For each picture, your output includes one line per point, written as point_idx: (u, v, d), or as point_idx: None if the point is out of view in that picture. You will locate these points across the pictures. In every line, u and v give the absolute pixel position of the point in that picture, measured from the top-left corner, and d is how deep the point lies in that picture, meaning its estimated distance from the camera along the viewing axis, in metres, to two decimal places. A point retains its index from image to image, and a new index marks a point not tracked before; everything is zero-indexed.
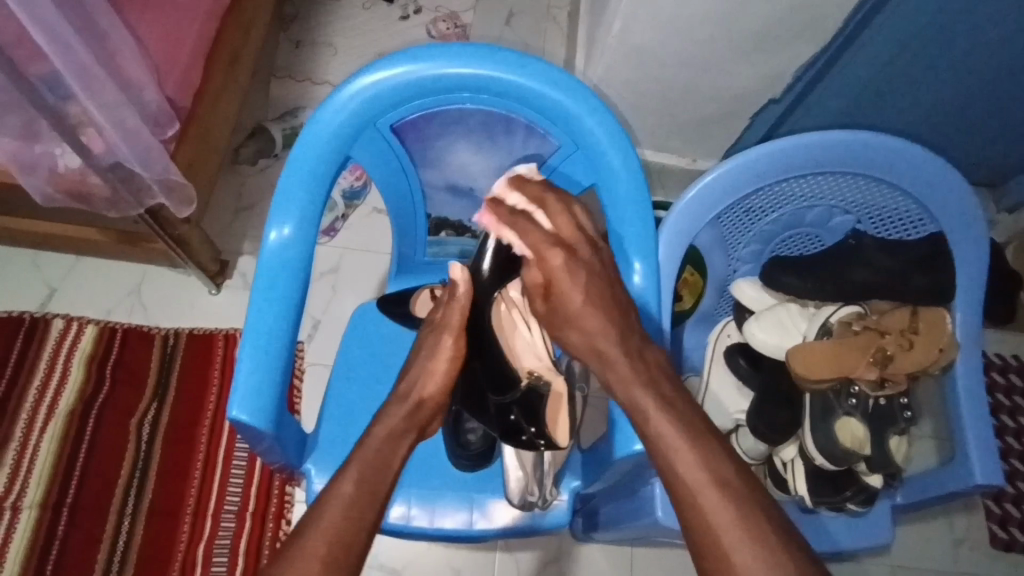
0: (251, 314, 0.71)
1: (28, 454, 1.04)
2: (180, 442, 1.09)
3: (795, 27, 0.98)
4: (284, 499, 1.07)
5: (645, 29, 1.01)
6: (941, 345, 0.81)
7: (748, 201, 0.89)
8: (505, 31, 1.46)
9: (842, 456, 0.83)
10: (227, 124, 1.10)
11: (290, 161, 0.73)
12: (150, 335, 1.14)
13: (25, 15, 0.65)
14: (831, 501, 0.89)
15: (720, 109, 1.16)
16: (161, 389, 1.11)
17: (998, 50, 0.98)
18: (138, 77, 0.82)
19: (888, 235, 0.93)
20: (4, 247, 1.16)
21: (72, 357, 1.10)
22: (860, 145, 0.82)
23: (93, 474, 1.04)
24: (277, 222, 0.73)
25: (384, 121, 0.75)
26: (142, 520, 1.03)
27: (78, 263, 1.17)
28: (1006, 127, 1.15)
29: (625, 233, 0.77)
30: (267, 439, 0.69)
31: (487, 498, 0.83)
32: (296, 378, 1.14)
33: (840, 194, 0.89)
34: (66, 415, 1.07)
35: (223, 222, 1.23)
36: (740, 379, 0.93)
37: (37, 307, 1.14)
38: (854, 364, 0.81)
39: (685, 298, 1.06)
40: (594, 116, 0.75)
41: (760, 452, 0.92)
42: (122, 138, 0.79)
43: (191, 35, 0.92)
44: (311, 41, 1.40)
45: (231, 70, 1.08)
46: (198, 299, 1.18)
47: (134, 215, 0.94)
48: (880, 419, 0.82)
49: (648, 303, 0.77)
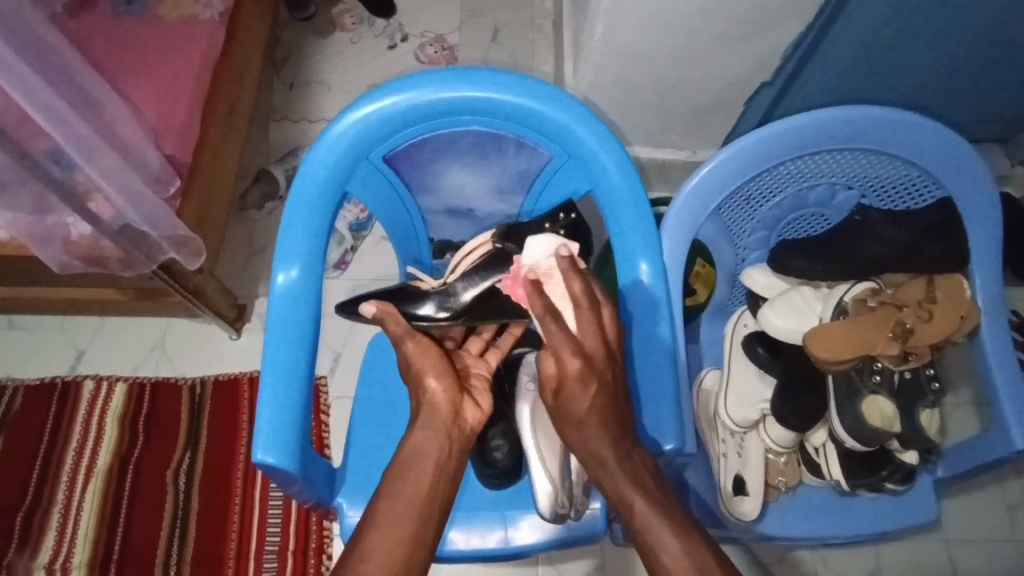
0: (266, 357, 0.72)
1: (73, 515, 1.07)
2: (216, 488, 1.10)
3: (777, 7, 0.97)
4: (323, 534, 1.08)
5: (627, 28, 1.02)
6: (963, 312, 0.79)
7: (748, 188, 0.88)
8: (492, 47, 1.47)
9: (873, 436, 0.83)
10: (231, 173, 1.13)
11: (289, 203, 0.74)
12: (177, 387, 1.16)
13: (22, 96, 0.67)
14: (869, 482, 0.88)
15: (712, 99, 1.16)
16: (193, 439, 1.13)
17: (987, 5, 0.96)
18: (138, 141, 0.84)
19: (896, 205, 0.91)
20: (31, 315, 1.20)
21: (106, 416, 1.13)
22: (857, 118, 0.82)
23: (136, 529, 1.06)
24: (283, 265, 0.74)
25: (376, 153, 0.76)
26: (187, 569, 1.05)
27: (102, 323, 1.20)
28: (1007, 82, 1.13)
29: (626, 236, 0.77)
30: (295, 478, 0.70)
31: (519, 514, 0.83)
32: (322, 413, 1.16)
33: (842, 170, 0.88)
34: (105, 472, 1.10)
35: (238, 268, 1.26)
36: (760, 368, 0.91)
37: (68, 371, 1.17)
38: (875, 340, 0.79)
39: (700, 291, 1.00)
40: (582, 123, 0.75)
41: (790, 440, 0.91)
42: (129, 201, 0.82)
43: (186, 93, 0.95)
44: (304, 81, 1.43)
45: (228, 120, 1.11)
46: (220, 345, 1.20)
47: (148, 272, 0.97)
48: (909, 394, 0.82)
49: (658, 304, 0.76)
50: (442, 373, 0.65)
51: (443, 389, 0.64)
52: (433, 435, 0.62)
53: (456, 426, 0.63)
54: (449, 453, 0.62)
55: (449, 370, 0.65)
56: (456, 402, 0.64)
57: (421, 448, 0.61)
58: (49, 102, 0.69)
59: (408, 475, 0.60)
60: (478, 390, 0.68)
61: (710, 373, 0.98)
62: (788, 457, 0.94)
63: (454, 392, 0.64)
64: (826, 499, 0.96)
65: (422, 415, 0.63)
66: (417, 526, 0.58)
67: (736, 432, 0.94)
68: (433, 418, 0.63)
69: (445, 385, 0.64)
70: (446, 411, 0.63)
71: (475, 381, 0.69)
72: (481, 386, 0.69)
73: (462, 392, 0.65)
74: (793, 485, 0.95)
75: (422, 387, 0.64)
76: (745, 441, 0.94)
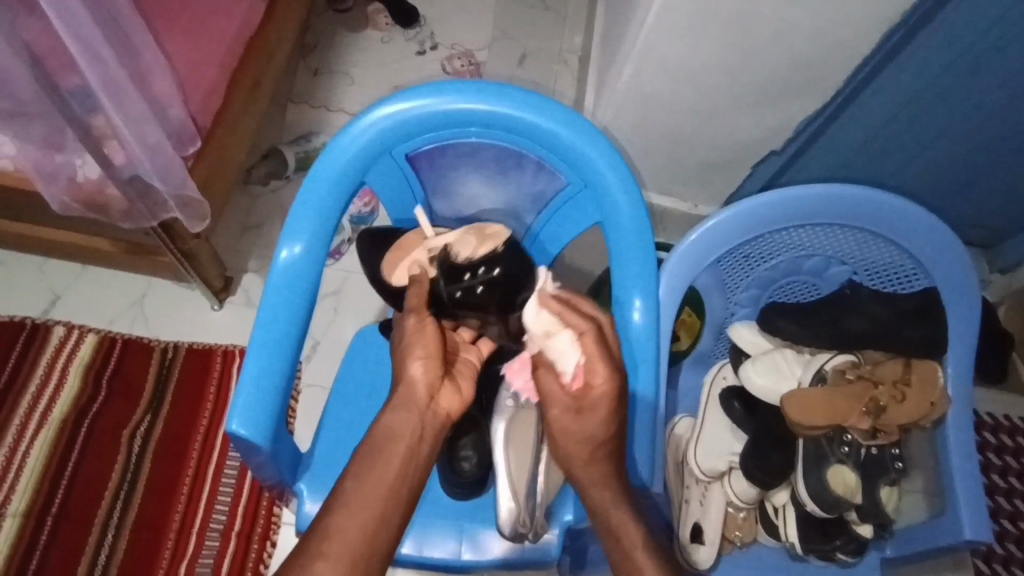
0: (255, 329, 0.72)
1: (17, 461, 1.03)
2: (170, 456, 1.08)
3: (799, 81, 1.02)
4: (271, 520, 1.06)
5: (654, 76, 1.05)
6: (932, 399, 0.84)
7: (747, 247, 0.91)
8: (517, 70, 1.51)
9: (834, 502, 0.85)
10: (245, 145, 1.13)
11: (308, 181, 0.75)
12: (149, 347, 1.14)
13: (64, 28, 0.67)
14: (823, 549, 0.89)
15: (724, 158, 1.19)
16: (156, 402, 1.11)
17: (991, 116, 1.01)
18: (164, 95, 0.85)
19: (883, 288, 0.95)
20: (12, 251, 1.18)
21: (70, 365, 1.10)
22: (860, 198, 0.85)
23: (81, 485, 1.04)
24: (289, 240, 0.74)
25: (400, 149, 0.78)
26: (126, 534, 1.02)
27: (83, 272, 1.18)
28: (998, 190, 1.19)
29: (627, 272, 0.78)
30: (263, 454, 0.70)
31: (478, 529, 0.83)
32: (292, 398, 1.15)
33: (839, 245, 0.92)
34: (59, 422, 1.07)
35: (231, 239, 1.25)
36: (734, 422, 0.94)
37: (40, 313, 1.15)
38: (847, 412, 0.84)
39: (684, 338, 1.02)
40: (604, 156, 0.77)
41: (752, 497, 0.93)
42: (144, 153, 0.81)
43: (218, 59, 0.96)
44: (329, 70, 1.44)
45: (252, 92, 1.11)
46: (200, 312, 1.19)
47: (146, 228, 0.96)
48: (872, 468, 0.85)
49: (648, 341, 0.78)
50: (428, 356, 0.65)
51: (426, 371, 0.64)
52: (406, 417, 0.62)
53: (430, 410, 0.63)
54: (421, 437, 0.61)
55: (436, 352, 0.66)
56: (434, 388, 0.64)
57: (392, 429, 0.61)
58: (88, 39, 0.69)
59: (381, 449, 0.60)
60: (462, 377, 0.69)
61: (683, 419, 1.00)
62: (748, 513, 0.96)
63: (434, 377, 0.64)
64: (777, 561, 0.98)
65: (398, 395, 0.63)
66: (386, 502, 0.58)
67: (701, 481, 0.95)
68: (408, 401, 0.63)
69: (428, 368, 0.64)
70: (422, 396, 0.63)
71: (462, 369, 0.70)
72: (465, 375, 0.69)
73: (441, 378, 0.65)
74: (747, 542, 0.97)
75: (404, 365, 0.65)
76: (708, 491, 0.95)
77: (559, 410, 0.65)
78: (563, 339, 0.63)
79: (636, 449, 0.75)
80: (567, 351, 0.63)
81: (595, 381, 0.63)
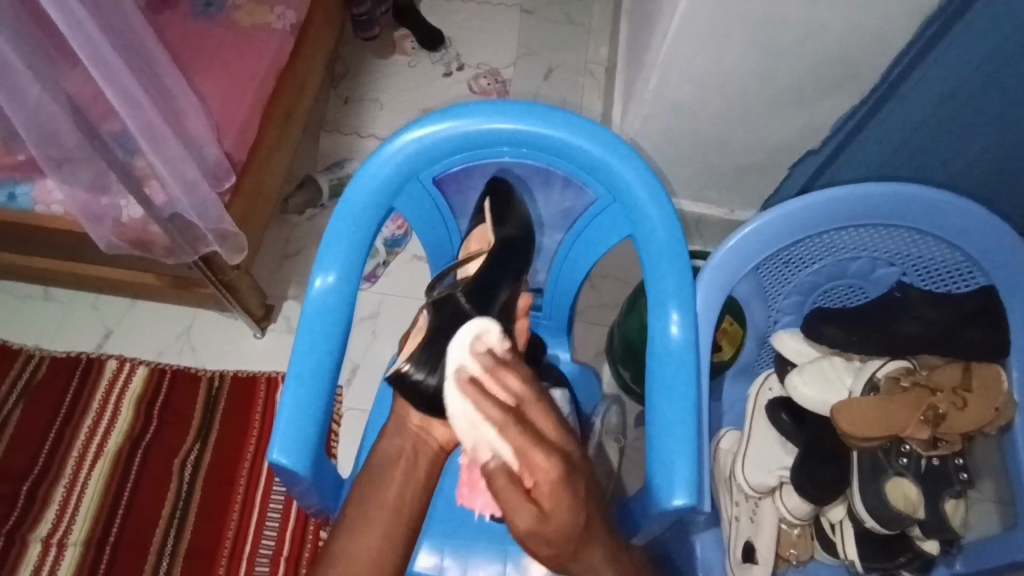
0: (292, 359, 0.73)
1: (76, 492, 1.07)
2: (219, 484, 1.10)
3: (832, 78, 0.99)
4: (318, 544, 1.07)
5: (681, 83, 1.03)
6: (997, 404, 0.79)
7: (787, 252, 0.88)
8: (543, 85, 1.51)
9: (895, 518, 0.80)
10: (280, 176, 1.16)
11: (338, 210, 0.76)
12: (196, 377, 1.17)
13: (104, 78, 0.70)
14: (885, 568, 0.85)
15: (757, 160, 1.16)
16: (204, 431, 1.14)
17: None
18: (200, 134, 0.88)
19: (937, 287, 0.90)
20: (67, 289, 1.23)
21: (123, 397, 1.14)
22: (905, 196, 0.81)
23: (136, 514, 1.07)
24: (322, 269, 0.75)
25: (427, 173, 0.78)
26: (179, 561, 1.04)
27: (133, 307, 1.23)
28: None
29: (662, 285, 0.77)
30: (304, 481, 0.71)
31: (521, 552, 0.81)
32: (334, 422, 1.16)
33: (884, 245, 0.88)
34: (114, 453, 1.10)
35: (271, 268, 1.28)
36: (783, 435, 0.91)
37: (94, 348, 1.19)
38: (904, 422, 0.79)
39: (725, 347, 0.96)
40: (632, 168, 0.75)
41: (806, 513, 0.89)
42: (182, 190, 0.84)
43: (250, 95, 0.99)
44: (359, 97, 1.47)
45: (285, 124, 1.14)
46: (244, 341, 1.22)
47: (188, 262, 0.99)
48: (935, 481, 0.81)
49: (688, 355, 0.76)
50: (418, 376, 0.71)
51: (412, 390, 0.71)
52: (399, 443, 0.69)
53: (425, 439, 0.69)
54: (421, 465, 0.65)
55: None
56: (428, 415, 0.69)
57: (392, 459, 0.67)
58: (126, 87, 0.73)
59: (382, 475, 0.67)
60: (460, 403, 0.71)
61: (728, 433, 0.97)
62: (802, 530, 0.93)
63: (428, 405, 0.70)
64: None
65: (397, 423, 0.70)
66: (388, 524, 0.64)
67: (751, 497, 0.93)
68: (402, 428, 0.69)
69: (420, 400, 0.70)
70: (415, 423, 0.69)
71: None
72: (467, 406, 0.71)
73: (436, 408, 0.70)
74: (803, 560, 0.93)
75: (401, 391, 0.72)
76: (759, 506, 0.92)
77: (525, 522, 0.60)
78: (483, 423, 0.63)
79: (673, 469, 0.71)
80: (496, 438, 0.62)
81: (536, 473, 0.60)
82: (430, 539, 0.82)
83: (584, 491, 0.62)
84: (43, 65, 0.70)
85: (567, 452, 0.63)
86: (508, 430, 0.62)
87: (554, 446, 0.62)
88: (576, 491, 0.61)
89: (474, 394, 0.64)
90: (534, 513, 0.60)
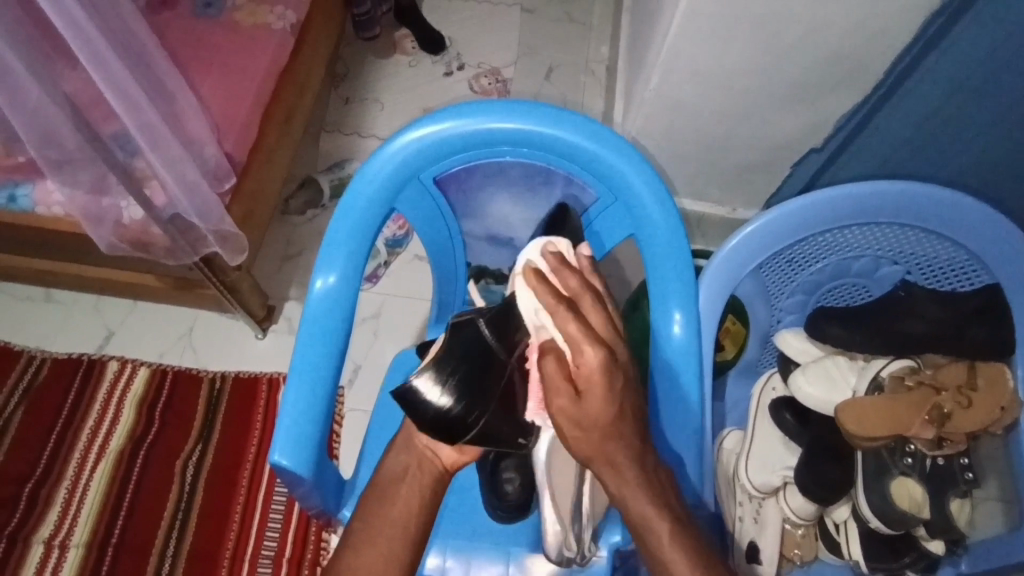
0: (294, 360, 0.73)
1: (78, 494, 1.07)
2: (221, 485, 1.10)
3: (834, 76, 0.99)
4: (320, 545, 1.07)
5: (683, 81, 1.03)
6: (1003, 403, 0.79)
7: (790, 251, 0.88)
8: (544, 85, 1.51)
9: (900, 519, 0.80)
10: (281, 177, 1.16)
11: (338, 211, 0.76)
12: (198, 378, 1.17)
13: (103, 79, 0.70)
14: (891, 568, 0.85)
15: (759, 158, 1.16)
16: (206, 432, 1.14)
17: None
18: (200, 135, 0.88)
19: (941, 286, 0.89)
20: (69, 291, 1.23)
21: (125, 399, 1.14)
22: (909, 193, 0.81)
23: (138, 516, 1.07)
24: (323, 270, 0.75)
25: (428, 174, 0.78)
26: (181, 562, 1.04)
27: (134, 308, 1.23)
28: None
29: (664, 285, 0.76)
30: (306, 483, 0.70)
31: (524, 553, 0.81)
32: (336, 423, 1.16)
33: (888, 243, 0.88)
34: (116, 455, 1.10)
35: (272, 268, 1.28)
36: (787, 434, 0.90)
37: (95, 349, 1.19)
38: (909, 422, 0.79)
39: (728, 347, 0.98)
40: (634, 167, 0.75)
41: (810, 513, 0.89)
42: (182, 191, 0.84)
43: (250, 95, 0.99)
44: (360, 98, 1.47)
45: (286, 124, 1.14)
46: (245, 343, 1.21)
47: (189, 263, 0.99)
48: (940, 481, 0.80)
49: (691, 355, 0.75)
50: None
51: None
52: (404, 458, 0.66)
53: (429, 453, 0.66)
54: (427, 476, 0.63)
55: None
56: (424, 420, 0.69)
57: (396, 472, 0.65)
58: (126, 87, 0.72)
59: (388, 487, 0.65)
60: None
61: (732, 433, 0.97)
62: (806, 530, 0.92)
63: None
64: None
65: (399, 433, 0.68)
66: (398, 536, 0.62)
67: (754, 497, 0.92)
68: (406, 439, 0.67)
69: None
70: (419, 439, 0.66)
71: None
72: None
73: None
74: (808, 560, 0.92)
75: None
76: (763, 506, 0.92)
77: (562, 401, 0.57)
78: (543, 315, 0.60)
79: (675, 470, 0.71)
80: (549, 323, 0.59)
81: (581, 360, 0.57)
82: (440, 542, 0.81)
83: (625, 388, 0.59)
84: (42, 65, 0.70)
85: (615, 347, 0.59)
86: (563, 312, 0.58)
87: (601, 336, 0.59)
88: (590, 461, 0.60)
89: (535, 283, 0.60)
90: (570, 395, 0.57)
